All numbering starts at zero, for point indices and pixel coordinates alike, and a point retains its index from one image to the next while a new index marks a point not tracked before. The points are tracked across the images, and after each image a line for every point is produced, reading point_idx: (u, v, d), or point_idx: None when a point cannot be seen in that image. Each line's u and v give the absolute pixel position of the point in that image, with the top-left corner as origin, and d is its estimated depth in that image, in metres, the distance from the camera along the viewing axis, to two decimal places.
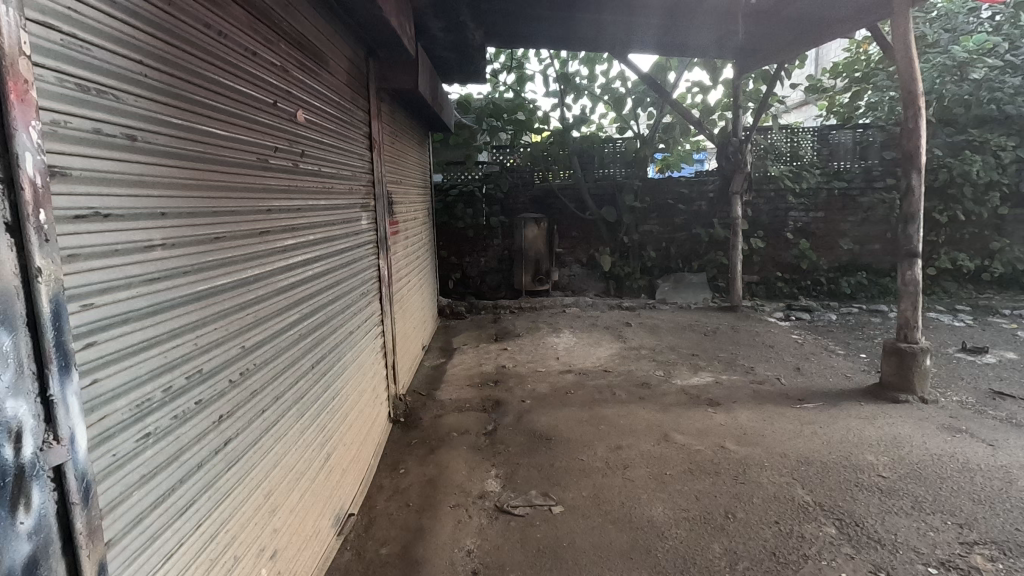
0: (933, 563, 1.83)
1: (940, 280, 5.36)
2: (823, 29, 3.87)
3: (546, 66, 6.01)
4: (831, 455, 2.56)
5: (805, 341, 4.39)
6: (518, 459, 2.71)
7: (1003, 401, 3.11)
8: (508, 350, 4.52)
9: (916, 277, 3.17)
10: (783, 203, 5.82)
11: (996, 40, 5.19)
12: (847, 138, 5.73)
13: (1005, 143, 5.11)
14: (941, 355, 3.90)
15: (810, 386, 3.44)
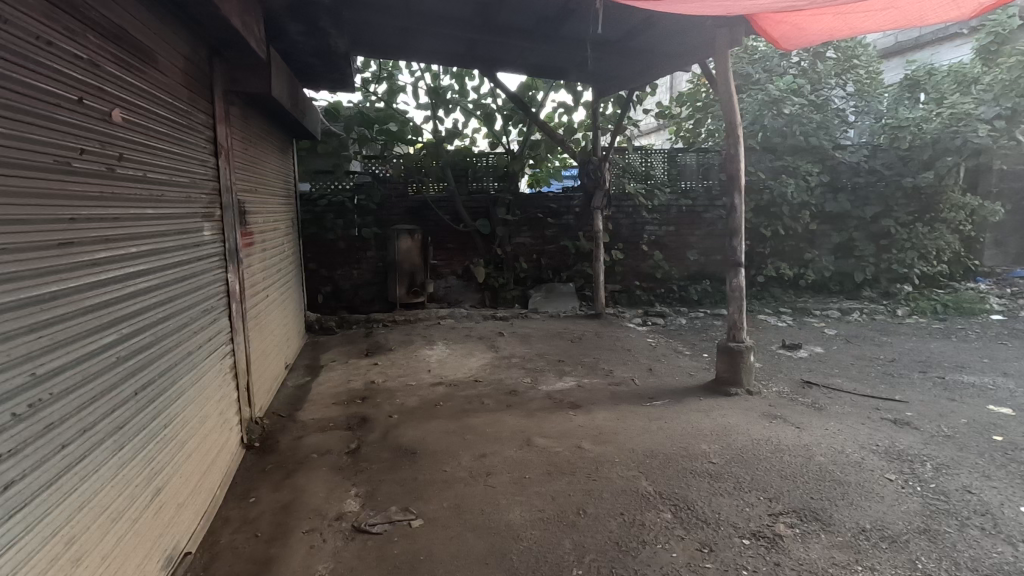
0: (746, 534, 2.09)
1: (768, 286, 6.16)
2: (660, 63, 4.30)
3: (418, 78, 6.01)
4: (672, 447, 2.81)
5: (658, 343, 4.80)
6: (381, 476, 2.65)
7: (811, 389, 3.64)
8: (379, 365, 4.42)
9: (740, 283, 3.61)
10: (640, 218, 6.31)
11: (801, 82, 6.06)
12: (692, 160, 6.39)
13: (812, 170, 5.96)
14: (766, 352, 4.45)
15: (660, 385, 3.77)
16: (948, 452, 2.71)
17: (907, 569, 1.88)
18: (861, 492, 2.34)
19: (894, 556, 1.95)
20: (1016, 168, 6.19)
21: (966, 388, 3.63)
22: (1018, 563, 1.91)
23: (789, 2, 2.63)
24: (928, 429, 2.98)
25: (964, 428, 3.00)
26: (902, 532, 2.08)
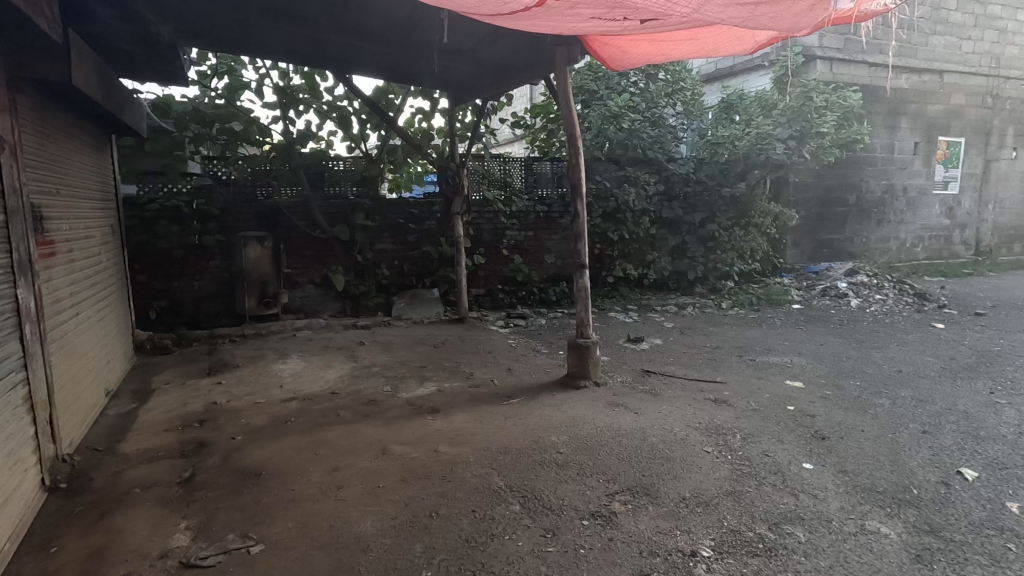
0: (586, 516, 2.25)
1: (618, 286, 6.69)
2: (510, 76, 4.48)
3: (263, 76, 5.64)
4: (524, 442, 2.94)
5: (518, 344, 4.99)
6: (218, 504, 2.44)
7: (650, 377, 4.02)
8: (223, 384, 4.06)
9: (585, 284, 3.88)
10: (500, 223, 6.50)
11: (635, 99, 6.66)
12: (547, 169, 6.72)
13: (649, 180, 6.58)
14: (614, 346, 4.82)
15: (517, 384, 3.91)
16: (754, 423, 3.16)
17: (716, 528, 2.16)
18: (683, 465, 2.64)
19: (707, 518, 2.23)
20: (807, 181, 7.37)
21: (769, 367, 4.26)
22: (798, 510, 2.29)
23: (607, 28, 2.93)
24: (739, 405, 3.45)
25: (766, 402, 3.51)
26: (713, 496, 2.39)
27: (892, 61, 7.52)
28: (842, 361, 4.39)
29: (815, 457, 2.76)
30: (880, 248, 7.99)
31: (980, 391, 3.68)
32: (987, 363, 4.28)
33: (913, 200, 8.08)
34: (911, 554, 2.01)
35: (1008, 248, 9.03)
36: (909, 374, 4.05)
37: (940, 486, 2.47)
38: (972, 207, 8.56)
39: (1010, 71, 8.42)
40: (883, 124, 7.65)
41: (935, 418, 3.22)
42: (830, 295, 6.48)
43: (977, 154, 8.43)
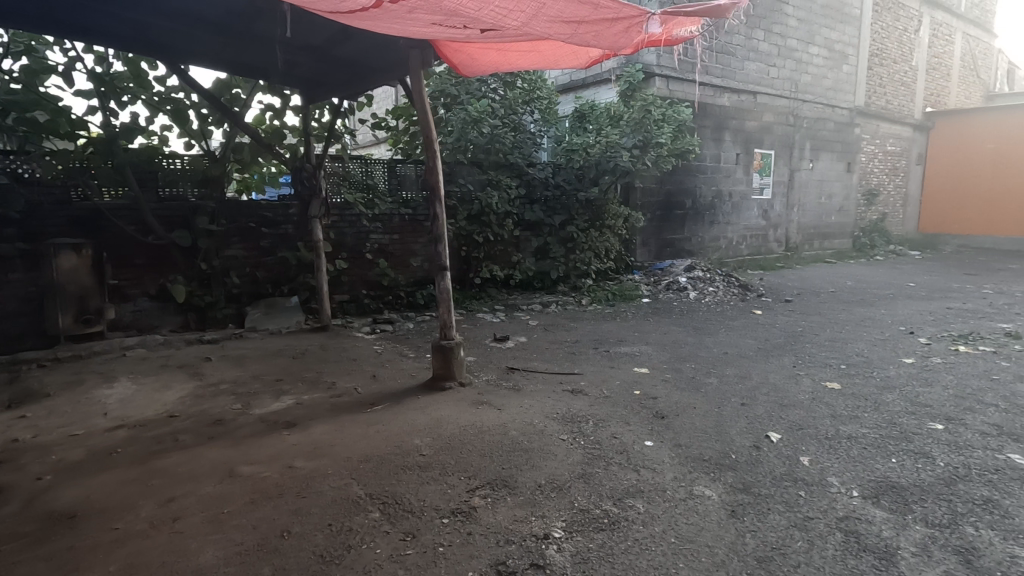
0: (447, 514, 2.28)
1: (485, 287, 6.85)
2: (366, 76, 4.38)
3: (75, 60, 4.91)
4: (387, 448, 2.89)
5: (384, 349, 4.89)
6: (16, 557, 2.08)
7: (514, 374, 4.17)
8: (28, 417, 3.46)
9: (447, 286, 3.92)
10: (363, 227, 6.31)
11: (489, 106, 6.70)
12: (410, 171, 6.67)
13: (511, 184, 6.81)
14: (480, 346, 4.92)
15: (382, 391, 3.83)
16: (605, 410, 3.42)
17: (568, 509, 2.31)
18: (540, 454, 2.79)
19: (560, 501, 2.37)
20: (651, 186, 8.12)
21: (621, 357, 4.64)
22: (638, 484, 2.53)
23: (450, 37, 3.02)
24: (593, 394, 3.71)
25: (617, 389, 3.81)
26: (566, 480, 2.55)
27: (716, 81, 8.54)
28: (681, 347, 4.91)
29: (655, 434, 3.06)
30: (713, 246, 9.07)
31: (786, 366, 4.33)
32: (791, 341, 5.06)
33: (737, 204, 9.27)
34: (728, 510, 2.31)
35: (809, 244, 10.73)
36: (733, 355, 4.64)
37: (752, 449, 2.87)
38: (782, 210, 10.04)
39: (805, 95, 10.00)
40: (711, 137, 8.68)
41: (751, 392, 3.73)
42: (673, 289, 7.21)
43: (784, 164, 9.90)
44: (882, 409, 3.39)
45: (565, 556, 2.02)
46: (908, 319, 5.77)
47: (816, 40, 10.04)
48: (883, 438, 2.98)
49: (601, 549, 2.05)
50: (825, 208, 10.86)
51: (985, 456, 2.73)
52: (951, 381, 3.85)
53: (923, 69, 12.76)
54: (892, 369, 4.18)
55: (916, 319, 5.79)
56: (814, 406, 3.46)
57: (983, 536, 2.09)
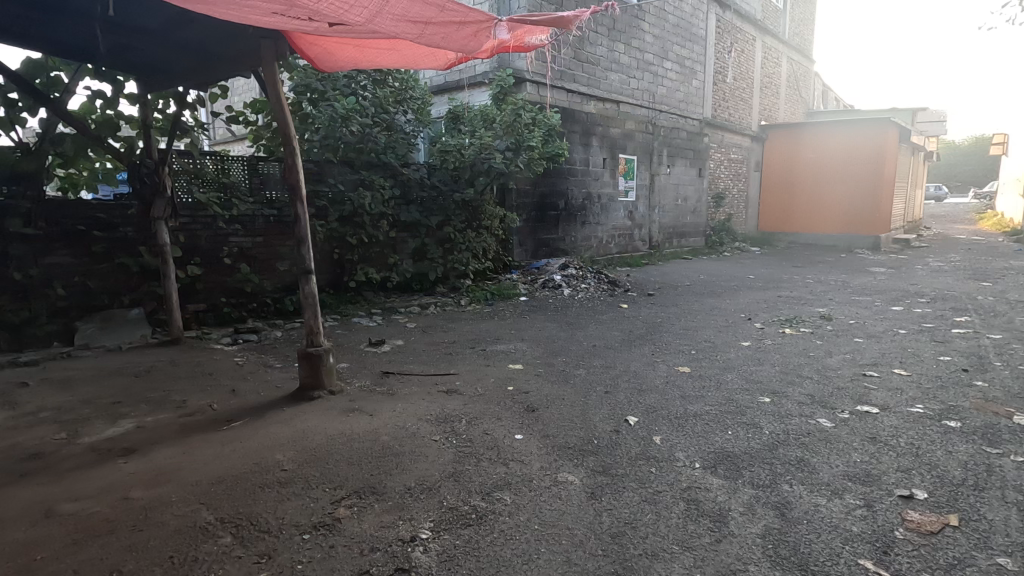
0: (308, 529, 2.17)
1: (361, 290, 6.65)
2: (214, 65, 4.03)
3: None
4: (244, 466, 2.69)
5: (246, 361, 4.54)
6: None
7: (388, 378, 4.08)
8: None
9: (312, 290, 3.73)
10: (220, 229, 5.79)
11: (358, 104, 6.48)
12: (274, 169, 6.24)
13: (384, 184, 6.62)
14: (354, 352, 4.75)
15: (242, 405, 3.55)
16: (478, 407, 3.47)
17: (436, 509, 2.31)
18: (411, 457, 2.77)
19: (429, 502, 2.36)
20: (526, 188, 8.39)
21: (496, 355, 4.74)
22: (507, 476, 2.60)
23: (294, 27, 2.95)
24: (467, 393, 3.76)
25: (491, 386, 3.89)
26: (436, 480, 2.55)
27: (583, 89, 9.03)
28: (554, 342, 5.14)
29: (525, 427, 3.17)
30: (585, 245, 9.60)
31: (646, 354, 4.71)
32: (651, 331, 5.51)
33: (605, 206, 9.90)
34: (588, 492, 2.46)
35: (669, 242, 11.76)
36: (600, 347, 4.94)
37: (613, 434, 3.07)
38: (645, 211, 10.90)
39: (661, 106, 10.93)
40: (580, 142, 9.16)
41: (614, 380, 4.00)
42: (548, 287, 7.51)
43: (645, 169, 10.75)
44: (723, 387, 3.81)
45: (431, 556, 2.01)
46: (747, 307, 6.54)
47: (669, 56, 11.00)
48: (722, 414, 3.34)
49: (467, 545, 2.08)
50: (681, 209, 11.96)
51: (800, 422, 3.18)
52: (778, 360, 4.43)
53: (757, 87, 14.54)
54: (733, 352, 4.71)
55: (754, 307, 6.58)
56: (668, 389, 3.80)
57: (795, 491, 2.43)
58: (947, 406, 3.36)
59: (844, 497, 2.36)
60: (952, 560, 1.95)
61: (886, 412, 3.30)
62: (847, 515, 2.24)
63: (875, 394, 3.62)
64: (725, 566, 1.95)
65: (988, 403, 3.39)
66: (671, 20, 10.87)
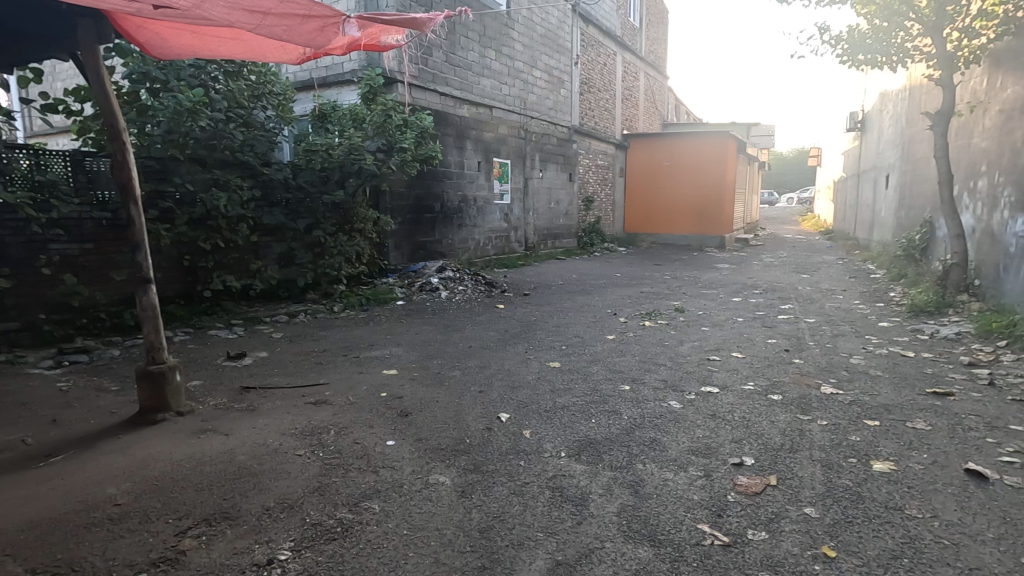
0: (145, 568, 1.95)
1: (219, 300, 6.15)
2: (19, 44, 3.48)
3: None
4: (64, 506, 2.34)
5: (73, 386, 3.95)
6: None
7: (248, 394, 3.78)
8: None
9: (152, 301, 3.33)
10: (37, 235, 5.00)
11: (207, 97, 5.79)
12: (105, 167, 5.50)
13: (242, 184, 6.08)
14: (209, 367, 4.35)
15: (65, 437, 3.09)
16: (349, 417, 3.35)
17: (298, 526, 2.19)
18: (271, 475, 2.60)
19: (289, 520, 2.23)
20: (401, 190, 8.25)
21: (370, 361, 4.60)
22: (376, 484, 2.54)
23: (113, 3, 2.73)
24: (338, 402, 3.61)
25: (363, 394, 3.77)
26: (299, 497, 2.41)
27: (455, 93, 9.09)
28: (430, 344, 5.12)
29: (397, 433, 3.11)
30: (462, 248, 9.69)
31: (520, 351, 4.86)
32: (526, 329, 5.70)
33: (482, 208, 10.06)
34: (459, 491, 2.47)
35: (544, 243, 12.26)
36: (477, 347, 5.01)
37: (485, 431, 3.13)
38: (520, 213, 11.26)
39: (533, 113, 11.34)
40: (454, 145, 9.22)
41: (488, 379, 4.08)
42: (426, 290, 7.46)
43: (519, 173, 11.10)
44: (589, 378, 4.05)
45: None
46: (613, 303, 7.03)
47: (538, 65, 11.45)
48: (587, 403, 3.55)
49: (330, 561, 1.99)
50: (554, 212, 12.52)
51: (654, 406, 3.47)
52: (637, 350, 4.81)
53: (619, 99, 15.65)
54: (599, 345, 5.03)
55: (619, 302, 7.08)
56: (539, 384, 3.95)
57: (647, 469, 2.65)
58: (772, 382, 3.88)
59: (688, 470, 2.62)
60: (771, 515, 2.24)
61: (725, 391, 3.73)
62: (689, 485, 2.49)
63: (717, 375, 4.07)
64: (584, 546, 2.07)
65: (802, 377, 3.97)
66: (539, 31, 11.32)
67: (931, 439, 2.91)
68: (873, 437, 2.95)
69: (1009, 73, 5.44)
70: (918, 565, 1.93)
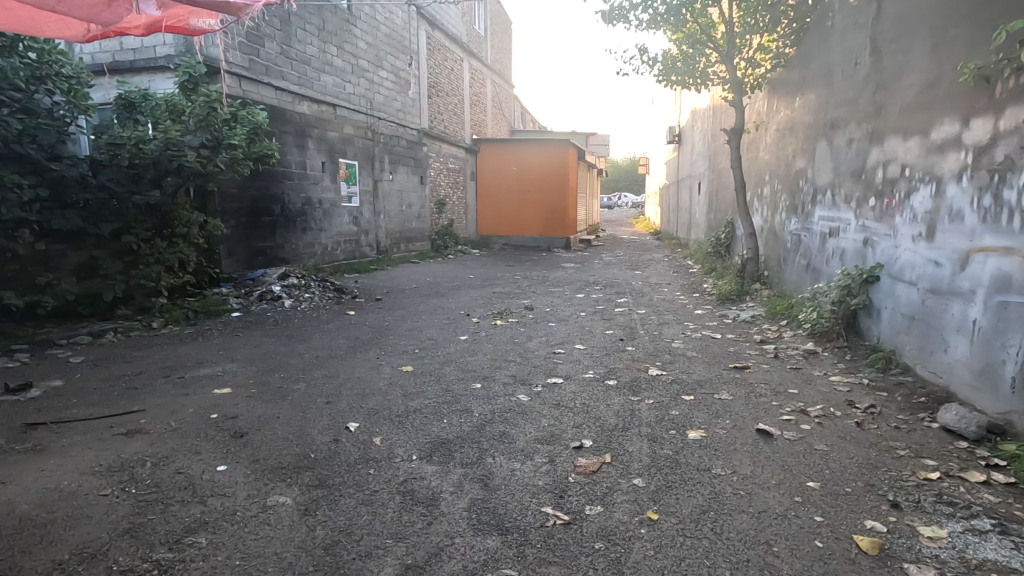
0: None
1: None
2: None
3: None
4: None
5: None
6: None
7: (35, 431, 3.17)
8: None
9: None
10: None
11: None
12: None
13: (21, 182, 5.01)
14: None
15: None
16: (169, 445, 2.97)
17: None
18: (65, 523, 2.21)
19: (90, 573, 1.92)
20: (233, 192, 7.52)
21: (198, 381, 4.12)
22: (203, 516, 2.28)
23: None
24: (156, 430, 3.18)
25: (188, 418, 3.37)
26: (103, 544, 2.09)
27: (293, 88, 8.53)
28: (271, 357, 4.74)
29: (229, 457, 2.82)
30: (307, 253, 9.13)
31: (371, 358, 4.72)
32: (378, 335, 5.55)
33: (328, 211, 9.58)
34: (301, 510, 2.32)
35: (396, 247, 12.04)
36: (324, 356, 4.76)
37: (331, 443, 2.98)
38: (370, 216, 10.92)
39: (380, 113, 11.07)
40: (294, 143, 8.65)
41: (336, 389, 3.89)
42: (266, 299, 6.89)
43: (367, 175, 10.76)
44: (442, 379, 4.07)
45: None
46: (466, 304, 7.13)
47: (384, 65, 11.21)
48: (439, 405, 3.56)
49: None
50: (406, 215, 12.35)
51: (504, 401, 3.60)
52: (489, 348, 4.95)
53: (467, 104, 15.94)
54: (452, 346, 5.08)
55: (472, 303, 7.21)
56: (390, 389, 3.87)
57: (496, 462, 2.73)
58: (608, 369, 4.24)
59: (534, 458, 2.76)
60: (605, 490, 2.45)
61: (567, 380, 4.00)
62: (535, 472, 2.62)
63: (561, 366, 4.35)
64: (434, 545, 2.07)
65: (634, 363, 4.40)
66: (383, 31, 11.10)
67: (733, 407, 3.41)
68: (689, 410, 3.37)
69: (781, 99, 6.58)
70: (721, 515, 2.24)
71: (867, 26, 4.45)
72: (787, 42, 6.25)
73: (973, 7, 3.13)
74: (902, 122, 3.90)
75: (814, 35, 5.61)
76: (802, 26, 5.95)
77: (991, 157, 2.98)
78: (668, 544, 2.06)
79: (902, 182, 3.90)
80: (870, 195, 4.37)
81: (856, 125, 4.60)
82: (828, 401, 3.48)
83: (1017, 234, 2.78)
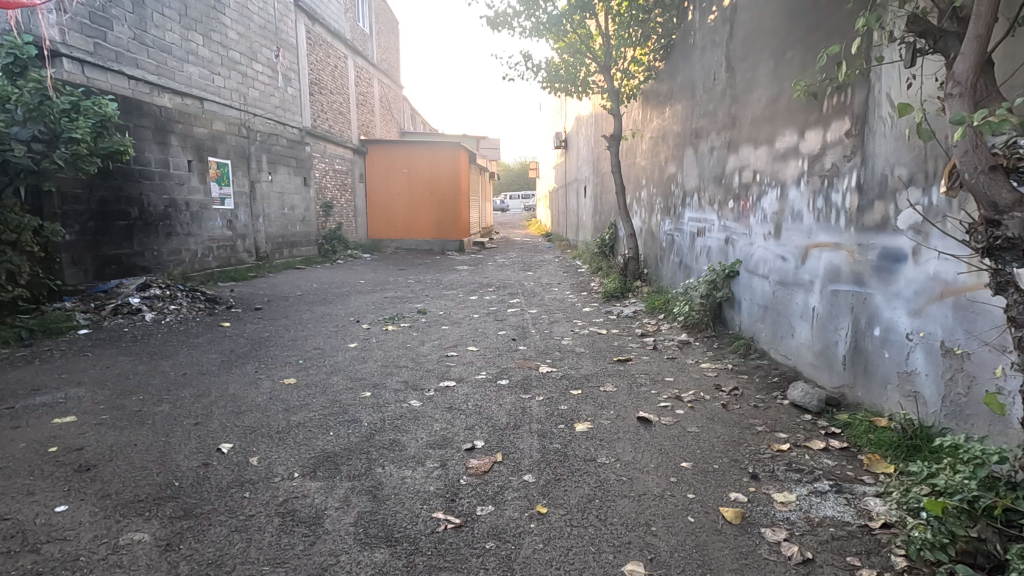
0: None
1: None
2: None
3: None
4: None
5: None
6: None
7: None
8: None
9: None
10: None
11: None
12: None
13: None
14: None
15: None
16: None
17: None
18: None
19: None
20: (77, 192, 6.61)
21: (34, 411, 3.54)
22: (36, 566, 1.96)
23: None
24: None
25: (19, 454, 2.89)
26: None
27: (150, 77, 7.70)
28: (128, 378, 4.22)
29: (72, 494, 2.46)
30: (173, 260, 8.28)
31: (248, 372, 4.36)
32: (257, 346, 5.16)
33: (197, 214, 8.75)
34: (161, 546, 2.08)
35: (279, 252, 11.32)
36: (193, 374, 4.32)
37: (200, 468, 2.71)
38: (246, 220, 10.14)
39: (255, 109, 10.33)
40: (154, 139, 7.80)
41: (206, 408, 3.54)
42: (122, 313, 6.13)
43: (242, 175, 9.98)
44: (328, 390, 3.87)
45: None
46: (356, 310, 6.87)
47: (258, 57, 10.46)
48: (325, 417, 3.38)
49: None
50: (289, 218, 11.65)
51: (395, 408, 3.49)
52: (379, 354, 4.80)
53: (353, 103, 15.38)
54: (340, 354, 4.85)
55: (362, 309, 6.97)
56: (270, 404, 3.60)
57: (386, 471, 2.65)
58: (501, 369, 4.29)
59: (425, 464, 2.71)
60: (496, 489, 2.46)
61: (460, 383, 3.98)
62: (426, 478, 2.57)
63: (453, 369, 4.32)
64: (317, 566, 1.95)
65: (525, 361, 4.49)
66: (256, 21, 10.36)
67: (616, 398, 3.59)
68: (577, 403, 3.50)
69: (653, 109, 7.07)
70: (605, 502, 2.34)
71: (722, 45, 4.91)
72: (657, 56, 6.73)
73: (803, 33, 3.57)
74: (752, 133, 4.36)
75: (678, 51, 6.11)
76: (668, 43, 6.44)
77: (821, 164, 3.41)
78: (557, 535, 2.11)
79: (754, 186, 4.35)
80: (729, 198, 4.82)
81: (716, 135, 5.05)
82: (698, 386, 3.79)
83: (843, 231, 3.20)
